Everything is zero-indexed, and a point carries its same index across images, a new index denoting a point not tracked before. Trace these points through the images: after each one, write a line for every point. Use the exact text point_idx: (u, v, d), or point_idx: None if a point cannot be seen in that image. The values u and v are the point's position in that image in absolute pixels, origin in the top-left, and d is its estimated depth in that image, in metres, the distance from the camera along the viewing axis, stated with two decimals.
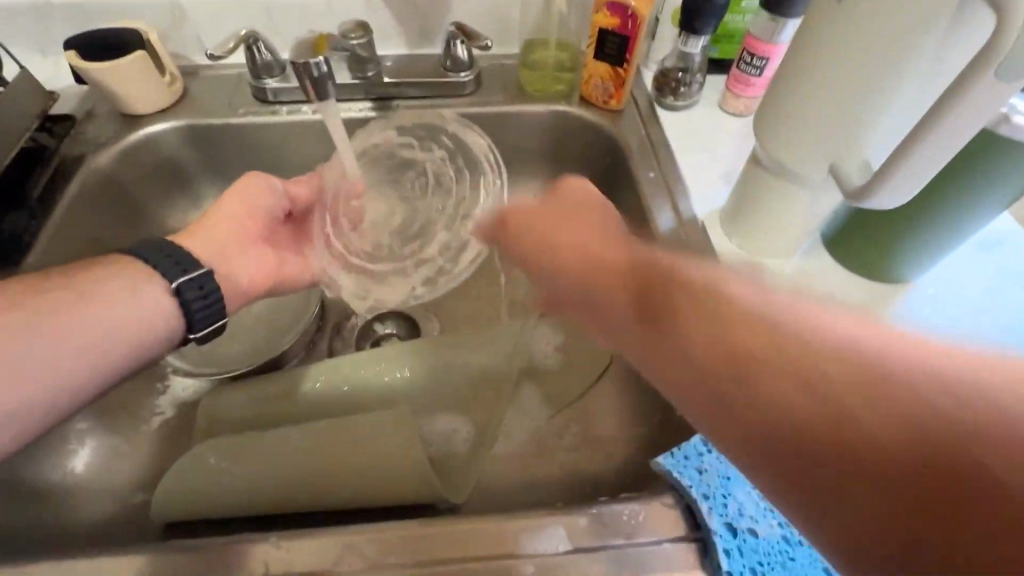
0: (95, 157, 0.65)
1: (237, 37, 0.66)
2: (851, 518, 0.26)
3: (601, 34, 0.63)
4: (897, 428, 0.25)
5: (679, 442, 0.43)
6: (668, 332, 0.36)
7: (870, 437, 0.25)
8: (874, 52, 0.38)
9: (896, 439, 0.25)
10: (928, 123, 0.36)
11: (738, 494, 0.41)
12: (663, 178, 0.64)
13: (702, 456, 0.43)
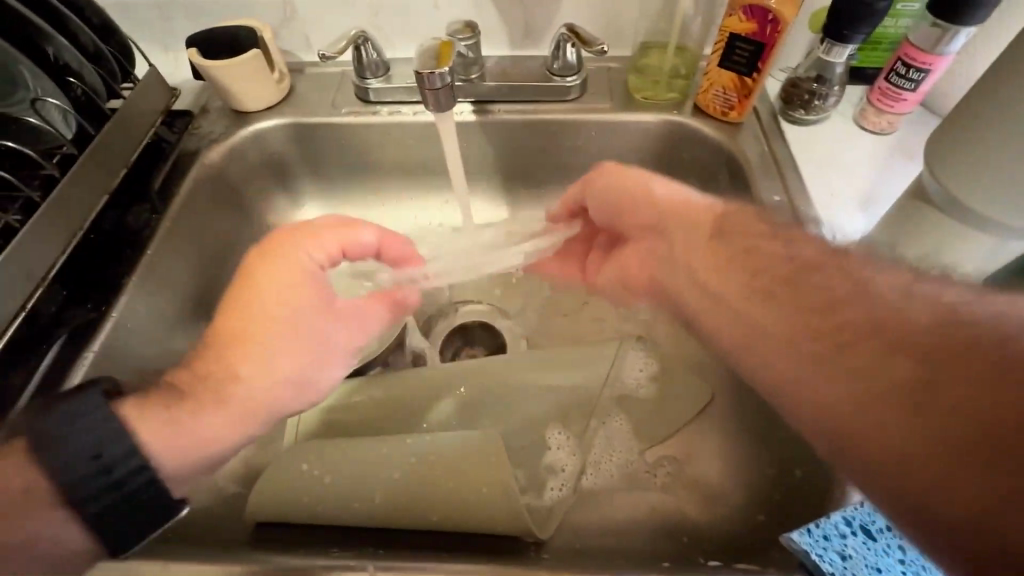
0: (208, 152, 0.66)
1: (347, 36, 0.65)
2: (896, 432, 0.30)
3: (731, 40, 0.58)
4: (984, 371, 0.29)
5: (819, 519, 0.39)
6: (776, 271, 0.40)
7: (945, 380, 0.30)
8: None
9: (979, 383, 0.29)
10: None
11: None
12: (790, 201, 0.57)
13: (843, 537, 0.39)
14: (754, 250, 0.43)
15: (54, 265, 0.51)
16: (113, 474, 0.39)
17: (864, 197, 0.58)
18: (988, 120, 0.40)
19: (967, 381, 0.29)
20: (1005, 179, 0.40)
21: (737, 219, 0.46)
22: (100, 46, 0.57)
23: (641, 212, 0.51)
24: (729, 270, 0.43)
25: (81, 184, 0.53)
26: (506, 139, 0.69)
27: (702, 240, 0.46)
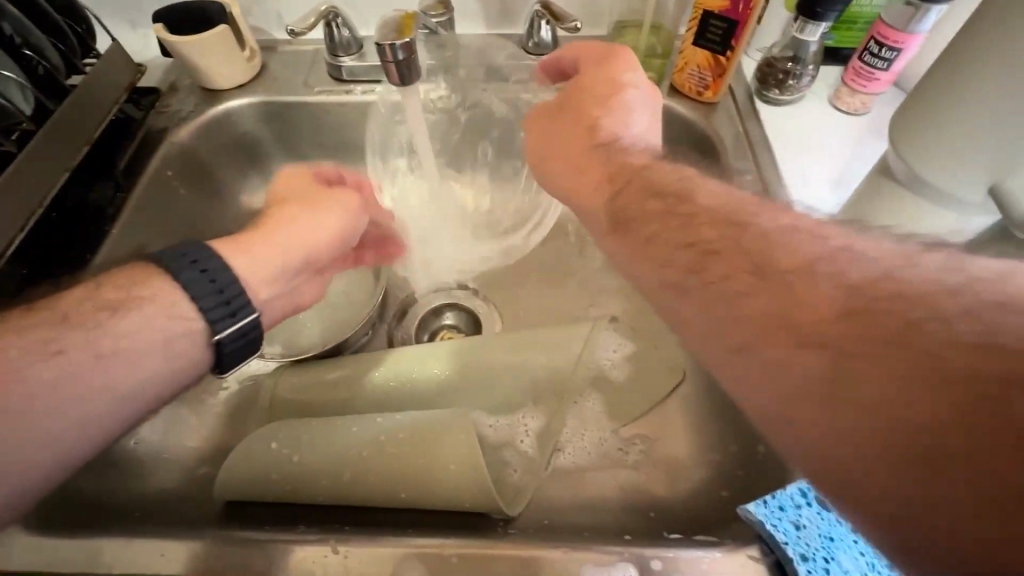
0: (176, 131, 0.65)
1: (317, 12, 0.63)
2: (880, 475, 0.25)
3: (704, 18, 0.57)
4: (956, 391, 0.24)
5: (775, 493, 0.40)
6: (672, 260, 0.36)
7: (929, 408, 0.24)
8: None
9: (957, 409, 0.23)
10: None
11: (837, 558, 0.38)
12: (762, 180, 0.58)
13: (797, 510, 0.40)
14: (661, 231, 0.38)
15: (13, 242, 0.50)
16: (219, 287, 0.43)
17: (836, 176, 0.58)
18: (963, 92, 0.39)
19: (928, 400, 0.24)
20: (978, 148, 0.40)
21: (635, 190, 0.42)
22: (59, 20, 0.55)
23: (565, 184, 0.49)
24: (646, 262, 0.38)
25: (39, 161, 0.52)
26: (481, 118, 0.69)
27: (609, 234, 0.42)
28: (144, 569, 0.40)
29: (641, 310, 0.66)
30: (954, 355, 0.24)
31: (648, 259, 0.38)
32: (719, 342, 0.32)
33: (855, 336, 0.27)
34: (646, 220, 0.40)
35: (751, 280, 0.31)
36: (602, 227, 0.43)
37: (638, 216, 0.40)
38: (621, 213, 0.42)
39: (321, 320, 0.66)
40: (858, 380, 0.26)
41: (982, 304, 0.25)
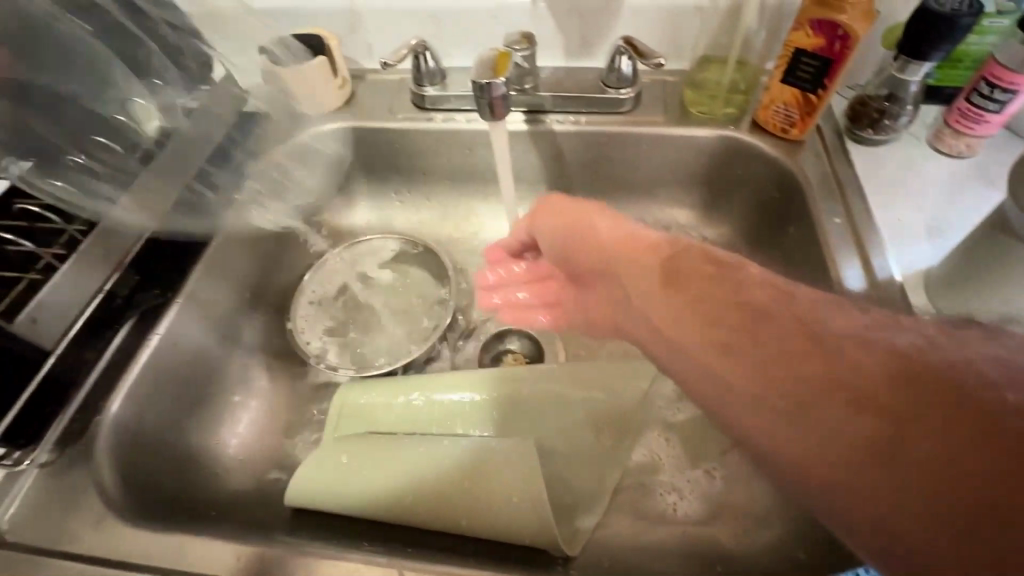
0: (272, 152, 0.70)
1: (407, 46, 0.66)
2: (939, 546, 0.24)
3: (795, 56, 0.56)
4: (978, 435, 0.25)
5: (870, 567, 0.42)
6: (710, 314, 0.37)
7: (966, 461, 0.24)
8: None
9: (1001, 468, 0.23)
10: None
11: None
12: (851, 224, 0.55)
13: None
14: (709, 302, 0.38)
15: (129, 253, 0.54)
16: None
17: (933, 224, 0.54)
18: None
19: (959, 448, 0.25)
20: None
21: (686, 260, 0.42)
22: (183, 53, 0.61)
23: (605, 253, 0.48)
24: (691, 335, 0.38)
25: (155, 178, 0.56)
26: (555, 148, 0.70)
27: (658, 286, 0.42)
28: (214, 570, 0.42)
29: None
30: (983, 398, 0.26)
31: (693, 312, 0.38)
32: (758, 392, 0.33)
33: (889, 393, 0.28)
34: (695, 291, 0.39)
35: (802, 361, 0.32)
36: (654, 288, 0.42)
37: (688, 278, 0.40)
38: (677, 275, 0.41)
39: (391, 337, 0.68)
40: (910, 439, 0.26)
41: (990, 359, 0.28)
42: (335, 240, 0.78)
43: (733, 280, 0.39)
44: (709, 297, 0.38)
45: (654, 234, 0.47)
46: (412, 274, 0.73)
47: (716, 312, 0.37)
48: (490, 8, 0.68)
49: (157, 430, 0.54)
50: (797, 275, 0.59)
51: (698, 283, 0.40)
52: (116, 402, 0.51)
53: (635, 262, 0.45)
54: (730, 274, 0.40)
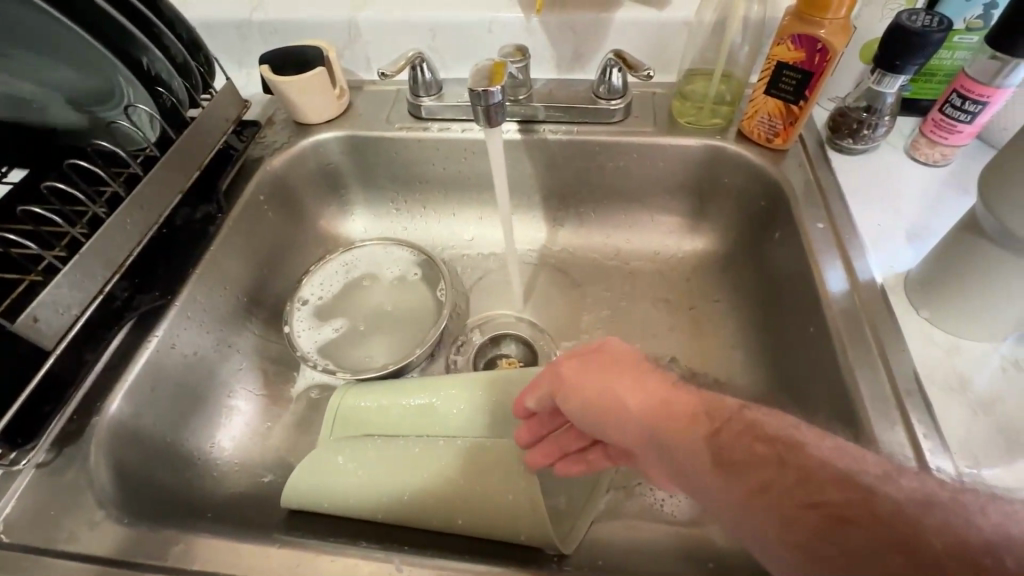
0: (270, 160, 0.72)
1: (405, 58, 0.69)
2: None
3: (777, 68, 0.58)
4: None
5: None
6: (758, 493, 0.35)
7: None
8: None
9: None
10: None
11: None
12: (833, 230, 0.57)
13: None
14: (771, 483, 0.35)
15: (129, 256, 0.55)
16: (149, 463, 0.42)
17: (911, 229, 0.56)
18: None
19: None
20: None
21: (735, 437, 0.37)
22: (187, 59, 0.62)
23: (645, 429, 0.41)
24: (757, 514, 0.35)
25: (156, 184, 0.57)
26: (549, 158, 0.72)
27: (705, 459, 0.38)
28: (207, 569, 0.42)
29: (698, 353, 0.66)
30: None
31: (742, 486, 0.35)
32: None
33: None
34: (752, 473, 0.35)
35: (878, 559, 0.30)
36: (710, 476, 0.37)
37: (742, 463, 0.36)
38: (724, 452, 0.37)
39: (387, 343, 0.69)
40: None
41: None
42: (332, 248, 0.79)
43: (782, 451, 0.35)
44: (774, 487, 0.34)
45: (688, 391, 0.42)
46: (406, 282, 0.74)
47: (766, 494, 0.34)
48: (486, 21, 0.71)
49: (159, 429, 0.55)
50: (783, 278, 0.60)
51: (761, 467, 0.36)
52: (116, 400, 0.52)
53: (674, 436, 0.40)
54: (788, 451, 0.35)
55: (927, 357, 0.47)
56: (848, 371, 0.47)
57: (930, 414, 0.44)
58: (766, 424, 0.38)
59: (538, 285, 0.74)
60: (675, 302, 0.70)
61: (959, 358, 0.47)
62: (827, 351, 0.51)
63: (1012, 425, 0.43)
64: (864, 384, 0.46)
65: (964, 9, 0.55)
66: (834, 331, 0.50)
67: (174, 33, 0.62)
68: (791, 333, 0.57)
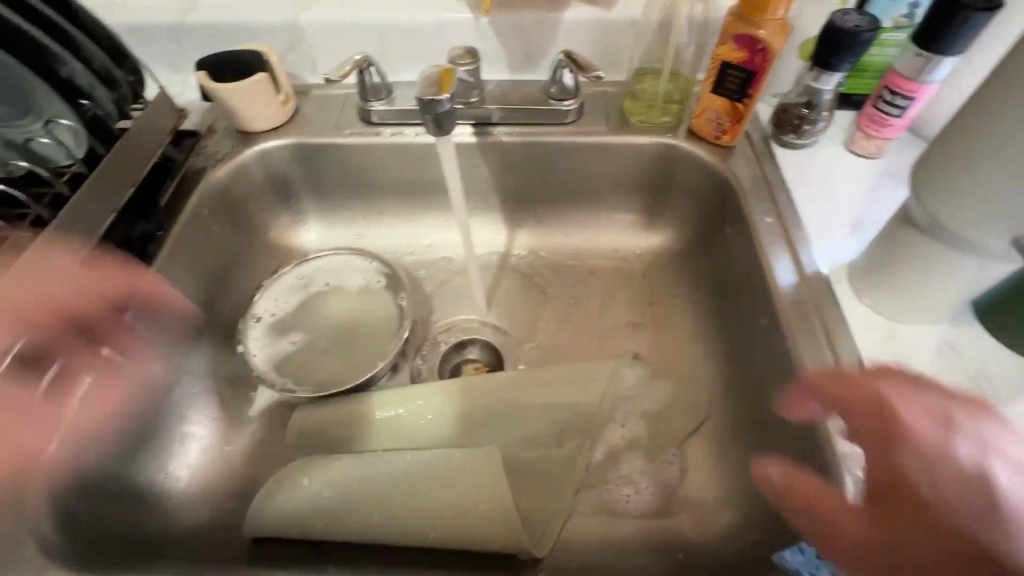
0: (213, 171, 0.68)
1: (352, 62, 0.67)
2: None
3: (721, 68, 0.59)
4: None
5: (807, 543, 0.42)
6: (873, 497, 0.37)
7: None
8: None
9: None
10: None
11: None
12: (780, 223, 0.59)
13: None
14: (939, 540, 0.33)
15: None
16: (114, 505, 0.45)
17: (852, 219, 0.59)
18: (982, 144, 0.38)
19: None
20: (996, 206, 0.39)
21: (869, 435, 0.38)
22: (111, 69, 0.58)
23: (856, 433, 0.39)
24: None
25: (85, 204, 0.53)
26: (505, 160, 0.71)
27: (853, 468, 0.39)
28: None
29: (660, 348, 0.67)
30: None
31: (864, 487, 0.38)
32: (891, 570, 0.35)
33: None
34: (904, 539, 0.35)
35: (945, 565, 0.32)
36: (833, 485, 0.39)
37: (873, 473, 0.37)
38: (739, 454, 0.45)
39: (348, 356, 0.67)
40: None
41: None
42: (286, 260, 0.76)
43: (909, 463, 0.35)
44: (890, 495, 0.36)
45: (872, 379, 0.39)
46: (363, 293, 0.71)
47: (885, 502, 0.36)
48: (434, 23, 0.69)
49: (112, 467, 0.53)
50: (736, 271, 0.62)
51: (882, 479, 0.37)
52: (56, 441, 0.49)
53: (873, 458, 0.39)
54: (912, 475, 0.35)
55: (870, 343, 0.50)
56: (799, 360, 0.49)
57: None
58: (927, 470, 0.34)
59: (501, 288, 0.74)
60: (636, 298, 0.71)
61: (899, 342, 0.50)
62: (779, 342, 0.53)
63: None
64: (814, 372, 0.48)
65: (890, 8, 0.58)
66: (785, 322, 0.52)
67: (97, 41, 0.59)
68: (746, 325, 0.59)
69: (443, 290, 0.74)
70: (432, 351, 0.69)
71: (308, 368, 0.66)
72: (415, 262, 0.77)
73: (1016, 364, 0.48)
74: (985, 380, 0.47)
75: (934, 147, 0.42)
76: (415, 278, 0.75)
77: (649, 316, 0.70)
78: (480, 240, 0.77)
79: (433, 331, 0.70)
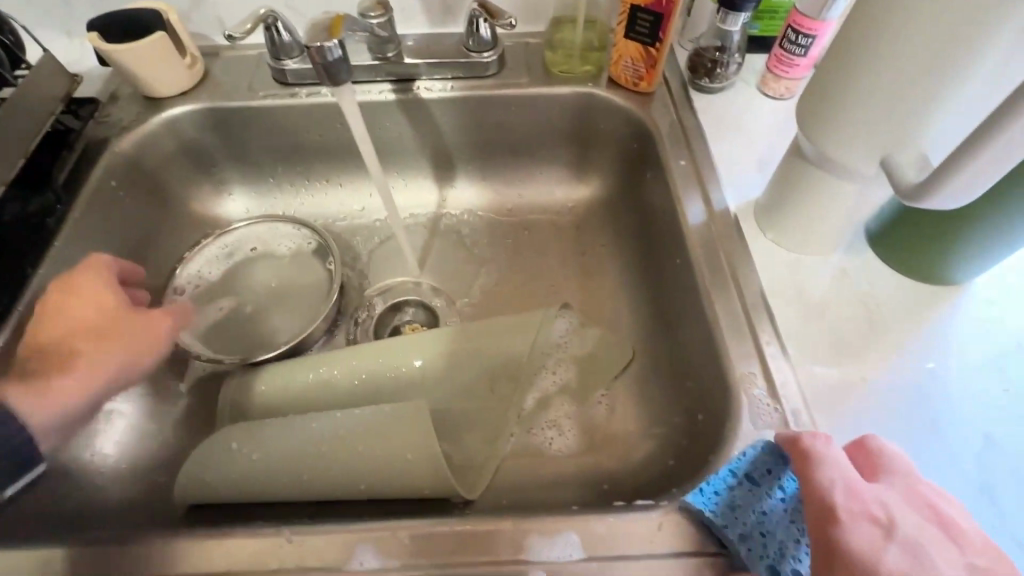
0: (117, 141, 0.65)
1: (257, 18, 0.63)
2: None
3: (631, 12, 0.60)
4: None
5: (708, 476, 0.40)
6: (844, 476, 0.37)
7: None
8: (947, 16, 0.34)
9: None
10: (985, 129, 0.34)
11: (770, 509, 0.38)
12: (694, 166, 0.60)
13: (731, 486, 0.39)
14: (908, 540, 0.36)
15: None
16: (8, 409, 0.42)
17: (761, 158, 0.61)
18: (850, 69, 0.40)
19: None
20: (865, 129, 0.41)
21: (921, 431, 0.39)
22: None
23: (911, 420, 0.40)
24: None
25: None
26: (427, 117, 0.70)
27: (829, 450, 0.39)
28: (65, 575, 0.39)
29: (590, 296, 0.68)
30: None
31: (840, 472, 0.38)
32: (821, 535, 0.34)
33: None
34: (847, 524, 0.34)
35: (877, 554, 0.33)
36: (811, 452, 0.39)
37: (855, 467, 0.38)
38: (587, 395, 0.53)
39: (279, 323, 0.66)
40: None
41: None
42: (209, 232, 0.73)
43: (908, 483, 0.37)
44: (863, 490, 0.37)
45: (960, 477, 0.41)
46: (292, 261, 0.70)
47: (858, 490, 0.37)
48: None
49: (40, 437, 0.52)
50: (656, 216, 0.64)
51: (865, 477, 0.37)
52: None
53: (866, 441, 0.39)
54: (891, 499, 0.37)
55: (772, 274, 0.52)
56: (708, 294, 0.51)
57: (774, 323, 0.49)
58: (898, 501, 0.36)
59: (434, 248, 0.73)
60: (567, 250, 0.72)
61: (799, 271, 0.52)
62: (691, 279, 0.55)
63: (840, 325, 0.49)
64: (720, 304, 0.50)
65: None
66: (695, 260, 0.54)
67: None
68: (665, 267, 0.61)
69: (375, 252, 0.73)
70: (365, 313, 0.69)
71: (237, 336, 0.65)
72: (346, 226, 0.75)
73: (903, 285, 0.52)
74: (875, 301, 0.51)
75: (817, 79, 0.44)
76: (345, 243, 0.74)
77: (580, 266, 0.71)
78: (410, 202, 0.75)
79: (366, 294, 0.70)
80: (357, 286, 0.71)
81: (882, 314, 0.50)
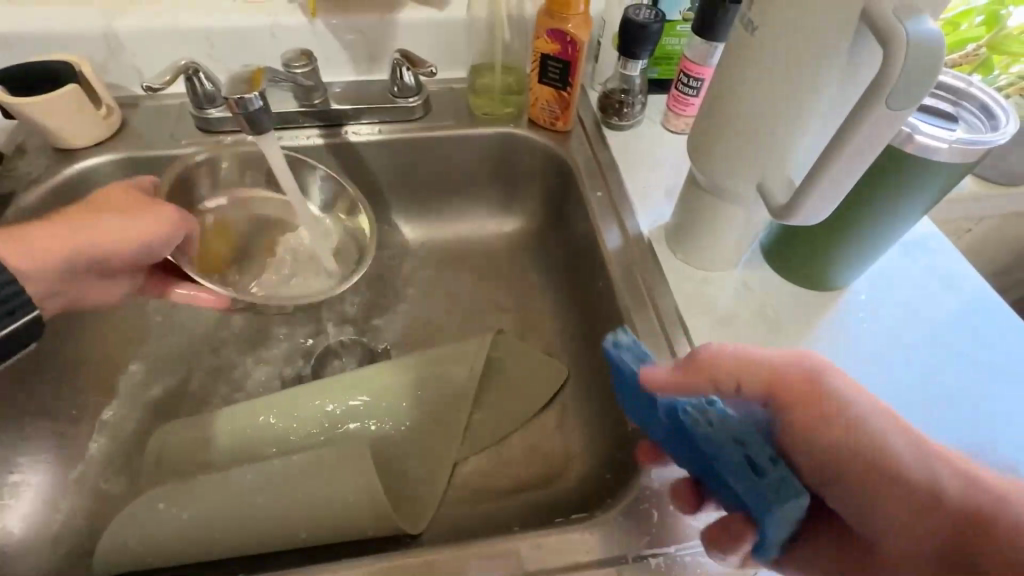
0: (24, 194, 0.62)
1: (175, 66, 0.62)
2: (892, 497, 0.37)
3: (543, 60, 0.66)
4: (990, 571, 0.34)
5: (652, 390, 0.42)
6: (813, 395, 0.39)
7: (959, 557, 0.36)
8: (782, 91, 0.40)
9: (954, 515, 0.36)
10: (825, 161, 0.39)
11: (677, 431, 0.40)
12: (610, 197, 0.65)
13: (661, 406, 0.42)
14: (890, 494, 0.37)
15: None
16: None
17: (668, 188, 0.67)
18: (719, 127, 0.46)
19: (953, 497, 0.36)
20: (731, 174, 0.47)
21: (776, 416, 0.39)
22: None
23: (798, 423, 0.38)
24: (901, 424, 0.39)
25: None
26: (358, 160, 0.72)
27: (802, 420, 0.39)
28: None
29: (526, 325, 0.71)
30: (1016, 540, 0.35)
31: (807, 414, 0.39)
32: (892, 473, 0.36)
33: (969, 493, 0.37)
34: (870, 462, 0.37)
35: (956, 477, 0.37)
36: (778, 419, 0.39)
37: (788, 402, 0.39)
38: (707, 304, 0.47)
39: (210, 376, 0.64)
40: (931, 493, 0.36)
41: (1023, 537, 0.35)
42: None
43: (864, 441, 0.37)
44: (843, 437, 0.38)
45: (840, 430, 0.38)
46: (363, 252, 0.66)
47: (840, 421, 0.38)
48: (267, 27, 0.67)
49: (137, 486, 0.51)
50: (579, 243, 0.68)
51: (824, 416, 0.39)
52: None
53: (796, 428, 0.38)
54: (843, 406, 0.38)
55: (684, 294, 0.57)
56: (628, 316, 0.55)
57: (689, 340, 0.53)
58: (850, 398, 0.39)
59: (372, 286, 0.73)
60: (504, 281, 0.75)
61: (707, 287, 0.58)
62: (614, 302, 0.59)
63: (746, 337, 0.54)
64: (639, 324, 0.54)
65: (676, 5, 0.68)
66: (616, 283, 0.58)
67: None
68: (587, 290, 0.65)
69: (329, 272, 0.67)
70: (303, 357, 0.68)
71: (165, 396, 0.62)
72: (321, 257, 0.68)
73: (798, 291, 0.58)
74: (773, 310, 0.56)
75: (698, 125, 0.48)
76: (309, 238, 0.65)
77: (517, 297, 0.73)
78: None
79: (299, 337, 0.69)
80: (293, 329, 0.69)
81: (781, 320, 0.56)
